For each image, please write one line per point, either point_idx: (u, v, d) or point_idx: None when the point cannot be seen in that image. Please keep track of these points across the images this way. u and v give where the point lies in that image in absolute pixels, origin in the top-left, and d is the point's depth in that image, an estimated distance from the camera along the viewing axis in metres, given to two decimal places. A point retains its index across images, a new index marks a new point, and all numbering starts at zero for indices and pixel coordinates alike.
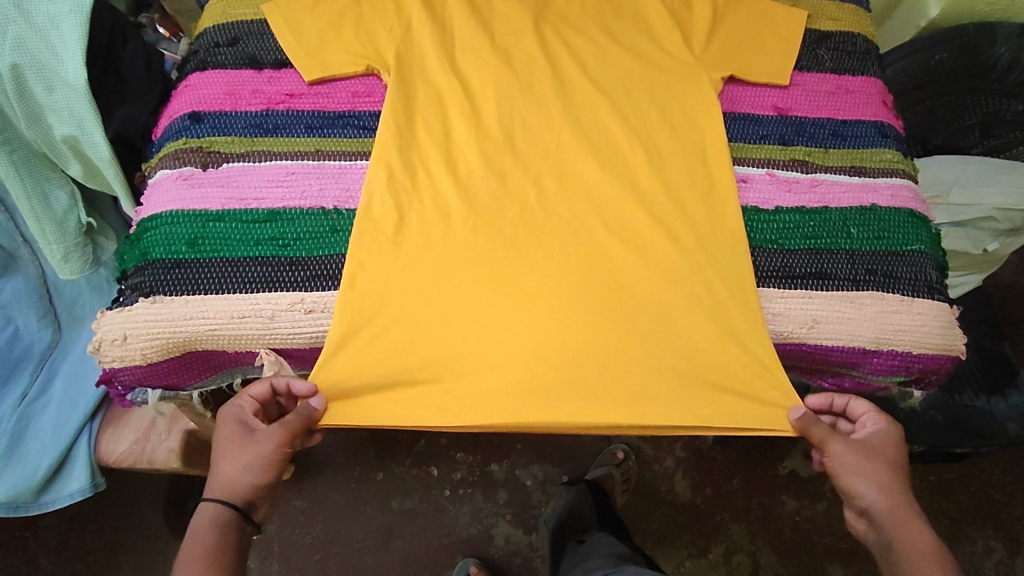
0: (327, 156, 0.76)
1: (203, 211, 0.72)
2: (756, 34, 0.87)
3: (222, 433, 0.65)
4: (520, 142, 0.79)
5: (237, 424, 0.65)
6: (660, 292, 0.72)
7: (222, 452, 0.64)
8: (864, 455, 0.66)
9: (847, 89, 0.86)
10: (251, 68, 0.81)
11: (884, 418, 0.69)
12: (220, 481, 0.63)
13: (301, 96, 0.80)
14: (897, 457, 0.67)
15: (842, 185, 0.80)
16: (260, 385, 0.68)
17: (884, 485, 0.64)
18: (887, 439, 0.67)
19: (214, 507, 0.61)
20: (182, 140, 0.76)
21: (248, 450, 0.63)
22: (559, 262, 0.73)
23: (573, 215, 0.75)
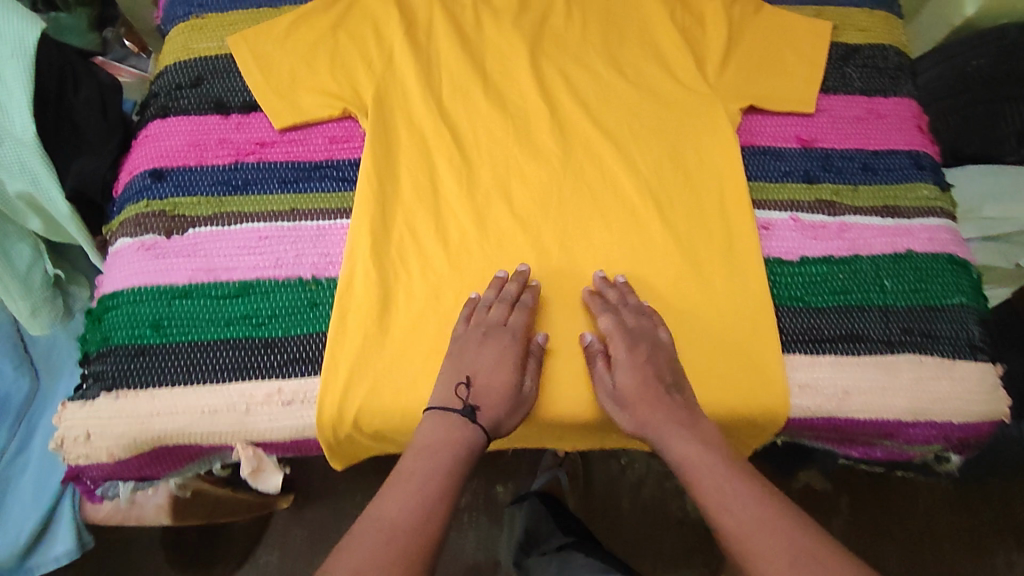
0: (304, 216, 0.69)
1: (168, 287, 0.65)
2: (776, 55, 0.79)
3: (485, 357, 0.62)
4: (514, 189, 0.72)
5: (515, 370, 0.62)
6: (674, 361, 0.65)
7: (496, 387, 0.61)
8: (617, 402, 0.62)
9: (880, 114, 0.77)
10: (217, 113, 0.73)
11: (641, 346, 0.63)
12: (482, 415, 0.60)
13: (273, 145, 0.72)
14: (655, 378, 0.62)
15: (874, 230, 0.72)
16: (523, 317, 0.65)
17: (639, 416, 0.61)
18: (631, 368, 0.62)
19: (463, 431, 0.59)
20: (143, 202, 0.69)
21: (515, 402, 0.62)
22: (553, 330, 0.66)
23: (574, 275, 0.68)
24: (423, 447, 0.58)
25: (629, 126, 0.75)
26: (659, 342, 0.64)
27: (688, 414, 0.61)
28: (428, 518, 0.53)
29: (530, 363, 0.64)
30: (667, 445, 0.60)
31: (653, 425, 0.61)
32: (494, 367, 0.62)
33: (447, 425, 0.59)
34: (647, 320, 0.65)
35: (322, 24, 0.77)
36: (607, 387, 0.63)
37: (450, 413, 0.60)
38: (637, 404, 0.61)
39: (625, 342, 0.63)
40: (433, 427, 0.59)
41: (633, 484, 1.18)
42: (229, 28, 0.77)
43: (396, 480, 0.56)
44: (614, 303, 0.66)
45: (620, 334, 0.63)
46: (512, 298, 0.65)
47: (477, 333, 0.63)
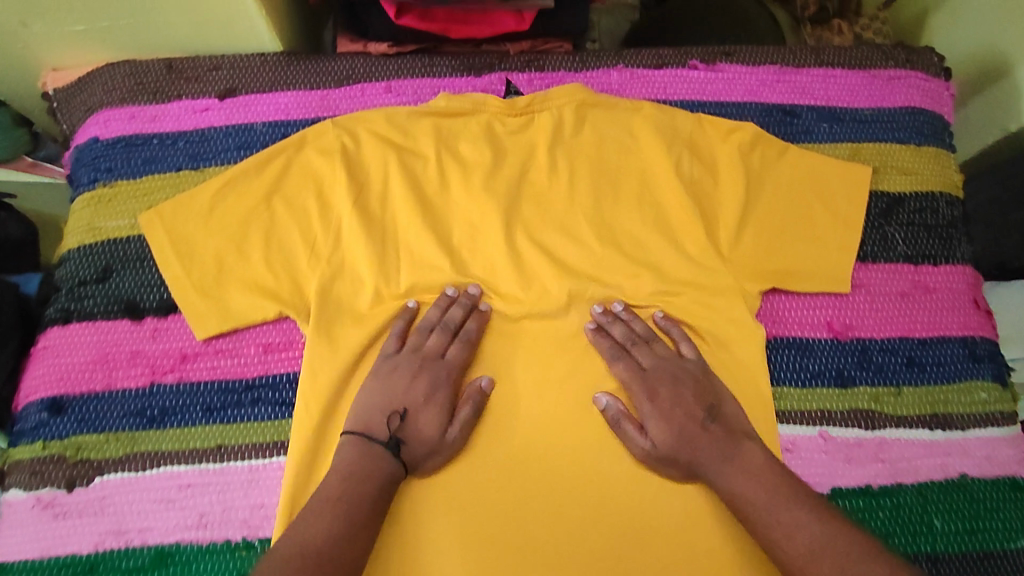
0: (232, 455, 0.57)
1: (68, 559, 0.54)
2: (803, 212, 0.65)
3: (419, 390, 0.57)
4: (489, 396, 0.60)
5: (447, 399, 0.57)
6: None
7: (427, 410, 0.56)
8: (661, 461, 0.56)
9: (927, 288, 0.64)
10: (129, 318, 0.61)
11: (663, 389, 0.58)
12: (407, 449, 0.55)
13: (197, 358, 0.60)
14: (686, 419, 0.56)
15: (919, 446, 0.60)
16: (463, 354, 0.60)
17: (686, 462, 0.55)
18: (665, 427, 0.56)
19: (382, 462, 0.53)
20: (39, 443, 0.57)
21: (433, 451, 0.56)
22: (546, 438, 0.59)
23: (558, 505, 0.57)
24: (343, 467, 0.52)
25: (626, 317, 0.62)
26: (687, 371, 0.59)
27: (729, 440, 0.55)
28: (346, 531, 0.49)
29: (465, 406, 0.58)
30: (719, 480, 0.54)
31: (711, 468, 0.54)
32: (427, 403, 0.57)
33: (366, 450, 0.54)
34: (658, 344, 0.61)
35: (253, 192, 0.64)
36: (638, 441, 0.57)
37: (373, 441, 0.54)
38: (681, 456, 0.55)
39: (640, 392, 0.58)
40: (353, 452, 0.53)
41: None
42: (144, 199, 0.64)
43: (312, 502, 0.50)
44: (641, 337, 0.61)
45: (637, 382, 0.59)
46: (456, 327, 0.61)
47: (412, 363, 0.58)
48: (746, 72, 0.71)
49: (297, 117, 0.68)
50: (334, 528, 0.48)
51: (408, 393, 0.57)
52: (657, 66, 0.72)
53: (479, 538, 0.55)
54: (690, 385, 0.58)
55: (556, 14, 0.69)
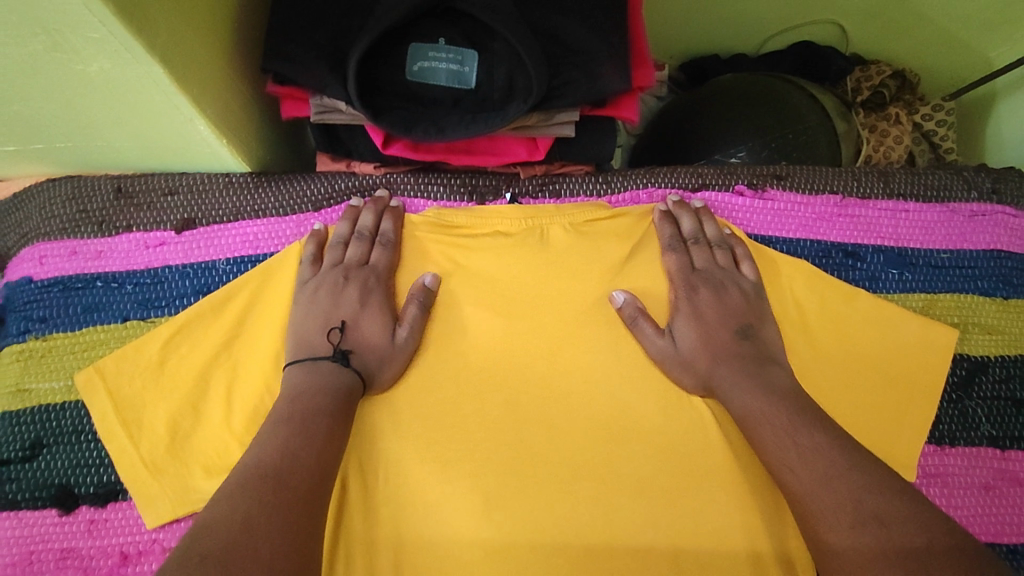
0: None
1: None
2: (863, 379, 0.55)
3: (350, 299, 0.53)
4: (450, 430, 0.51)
5: (386, 308, 0.53)
6: None
7: (366, 317, 0.52)
8: (680, 365, 0.52)
9: (1014, 478, 0.54)
10: (58, 508, 0.51)
11: (704, 290, 0.54)
12: (358, 361, 0.50)
13: (139, 559, 0.51)
14: (715, 327, 0.53)
15: None
16: (387, 256, 0.56)
17: (704, 370, 0.52)
18: (695, 326, 0.53)
19: (333, 373, 0.49)
20: None
21: (389, 355, 0.51)
22: None
23: None
24: (287, 389, 0.48)
25: None
26: (739, 284, 0.55)
27: (756, 359, 0.51)
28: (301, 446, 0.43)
29: (409, 306, 0.53)
30: (729, 399, 0.49)
31: (725, 380, 0.50)
32: (364, 310, 0.53)
33: (316, 368, 0.49)
34: (723, 251, 0.57)
35: (210, 339, 0.56)
36: (663, 349, 0.52)
37: (316, 360, 0.50)
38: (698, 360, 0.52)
39: (683, 290, 0.55)
40: (300, 373, 0.49)
41: None
42: (83, 354, 0.55)
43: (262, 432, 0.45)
44: (708, 238, 0.57)
45: (682, 277, 0.55)
46: (372, 231, 0.57)
47: (335, 277, 0.54)
48: (801, 202, 0.60)
49: (266, 250, 0.59)
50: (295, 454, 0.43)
51: (338, 300, 0.53)
52: (696, 188, 0.61)
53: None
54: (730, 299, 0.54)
55: (577, 140, 0.59)
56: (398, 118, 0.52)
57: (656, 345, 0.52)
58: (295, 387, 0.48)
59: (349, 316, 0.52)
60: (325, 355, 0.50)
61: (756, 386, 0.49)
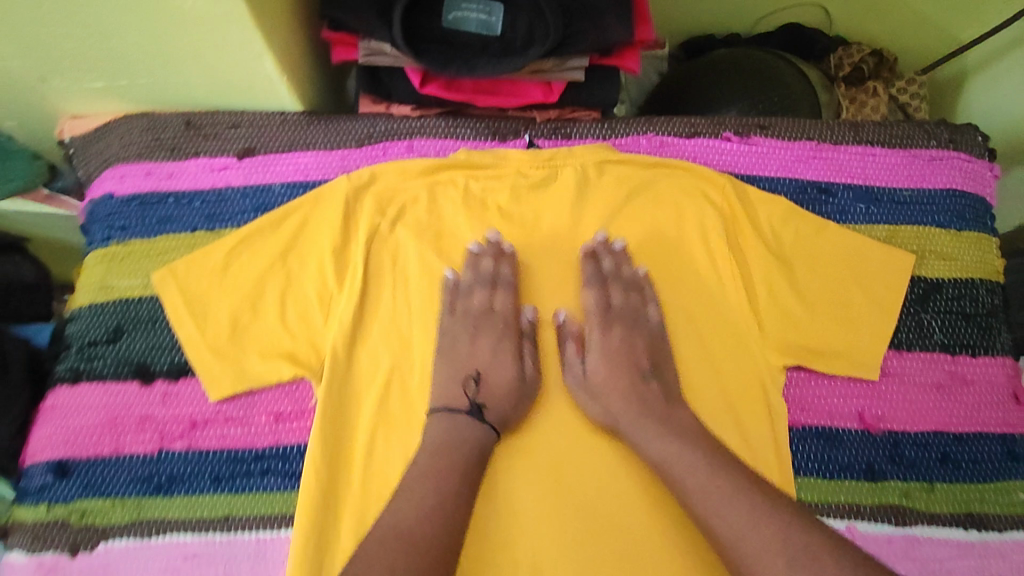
0: (239, 527, 0.57)
1: None
2: (834, 293, 0.63)
3: (481, 348, 0.62)
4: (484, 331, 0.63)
5: (511, 361, 0.62)
6: None
7: (496, 373, 0.61)
8: (588, 394, 0.60)
9: (963, 379, 0.62)
10: (139, 381, 0.60)
11: (618, 328, 0.63)
12: (491, 413, 0.59)
13: (206, 425, 0.59)
14: (620, 362, 0.61)
15: (951, 548, 0.58)
16: (509, 301, 0.64)
17: (610, 404, 0.59)
18: (603, 352, 0.62)
19: (473, 430, 0.57)
20: (44, 507, 0.57)
21: (518, 397, 0.60)
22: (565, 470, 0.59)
23: None
24: (431, 442, 0.56)
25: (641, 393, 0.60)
26: (649, 329, 0.63)
27: (664, 401, 0.59)
28: (438, 503, 0.52)
29: (528, 353, 0.63)
30: (641, 444, 0.57)
31: (621, 419, 0.58)
32: (494, 358, 0.62)
33: (447, 421, 0.57)
34: (633, 294, 0.64)
35: (270, 250, 0.64)
36: (576, 374, 0.62)
37: (455, 412, 0.58)
38: (609, 390, 0.60)
39: (598, 325, 0.63)
40: (445, 423, 0.57)
41: None
42: (158, 258, 0.64)
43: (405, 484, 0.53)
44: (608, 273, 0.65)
45: (599, 313, 0.63)
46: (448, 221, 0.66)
47: (466, 325, 0.63)
48: (781, 146, 0.69)
49: (316, 178, 0.67)
50: (434, 506, 0.51)
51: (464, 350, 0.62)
52: (689, 134, 0.70)
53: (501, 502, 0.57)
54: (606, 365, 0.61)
55: (586, 85, 0.68)
56: (435, 57, 0.61)
57: (570, 368, 0.62)
58: (435, 441, 0.56)
59: (483, 372, 0.61)
60: (463, 409, 0.58)
61: (642, 423, 0.57)
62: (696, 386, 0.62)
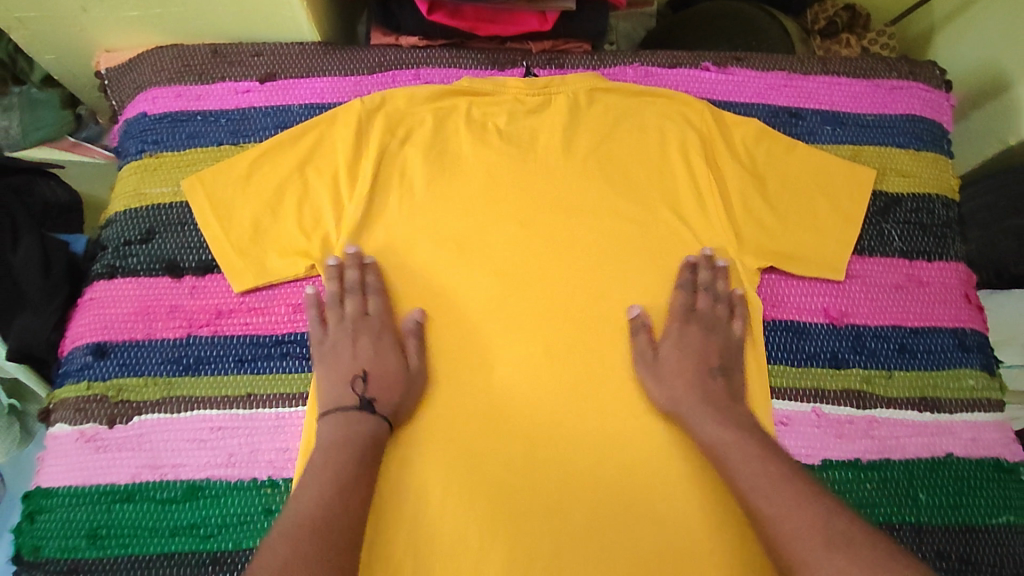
0: (261, 403, 0.62)
1: (108, 487, 0.59)
2: (804, 204, 0.69)
3: (362, 348, 0.63)
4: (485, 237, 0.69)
5: (394, 353, 0.63)
6: (674, 565, 0.59)
7: (378, 365, 0.62)
8: (654, 380, 0.63)
9: (920, 281, 0.68)
10: (169, 276, 0.66)
11: (698, 326, 0.65)
12: (380, 404, 0.60)
13: (231, 315, 0.65)
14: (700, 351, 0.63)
15: (907, 427, 0.64)
16: (380, 303, 0.65)
17: (674, 393, 0.62)
18: (678, 343, 0.64)
19: (361, 423, 0.58)
20: (83, 384, 0.62)
21: (406, 382, 0.62)
22: (556, 356, 0.65)
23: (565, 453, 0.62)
24: (325, 441, 0.57)
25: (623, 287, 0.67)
26: (726, 332, 0.65)
27: (727, 398, 0.61)
28: (338, 492, 0.53)
29: (410, 341, 0.65)
30: (697, 427, 0.59)
31: (683, 404, 0.61)
32: (374, 354, 0.63)
33: (345, 419, 0.58)
34: (722, 304, 0.65)
35: (287, 162, 0.69)
36: (647, 362, 0.64)
37: (344, 410, 0.59)
38: (674, 378, 0.62)
39: (678, 325, 0.65)
40: (338, 423, 0.58)
41: None
42: (186, 169, 0.70)
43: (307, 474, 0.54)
44: (703, 282, 0.66)
45: (683, 314, 0.65)
46: (358, 284, 0.65)
47: (346, 328, 0.64)
48: (755, 76, 0.75)
49: (331, 100, 0.73)
50: (336, 500, 0.52)
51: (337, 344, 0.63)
52: (671, 65, 0.77)
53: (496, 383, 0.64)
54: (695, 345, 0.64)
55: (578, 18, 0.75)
56: None
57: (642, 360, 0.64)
58: (333, 441, 0.57)
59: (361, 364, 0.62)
60: (351, 404, 0.59)
61: (709, 416, 0.59)
62: None
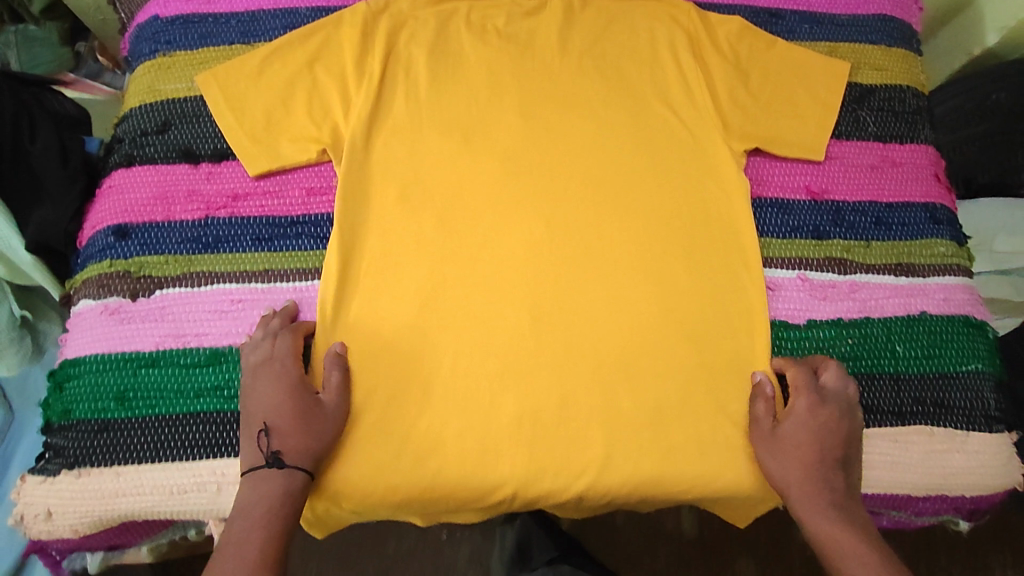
0: (279, 277, 0.65)
1: (133, 355, 0.61)
2: (786, 94, 0.74)
3: (269, 399, 0.59)
4: (490, 124, 0.72)
5: (303, 395, 0.59)
6: (675, 413, 0.62)
7: (288, 416, 0.58)
8: (773, 454, 0.60)
9: (894, 162, 0.73)
10: (185, 163, 0.68)
11: (829, 410, 0.61)
12: (292, 455, 0.57)
13: (247, 197, 0.67)
14: (822, 432, 0.60)
15: (886, 290, 0.68)
16: (291, 343, 0.61)
17: (788, 475, 0.60)
18: (806, 423, 0.60)
19: (275, 484, 0.56)
20: (106, 263, 0.64)
21: (320, 430, 0.58)
22: (560, 231, 0.68)
23: (573, 317, 0.65)
24: (243, 511, 0.55)
25: (620, 167, 0.71)
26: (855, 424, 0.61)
27: (841, 493, 0.59)
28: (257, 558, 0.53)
29: (331, 375, 0.60)
30: (805, 519, 0.58)
31: (795, 489, 0.59)
32: (280, 403, 0.58)
33: (261, 481, 0.56)
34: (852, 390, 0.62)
35: (296, 58, 0.71)
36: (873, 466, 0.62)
37: (256, 471, 0.56)
38: (796, 465, 0.59)
39: (810, 400, 0.61)
40: (251, 490, 0.56)
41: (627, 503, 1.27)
42: (199, 67, 0.73)
43: (229, 537, 0.54)
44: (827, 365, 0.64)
45: (813, 389, 0.62)
46: (275, 330, 0.61)
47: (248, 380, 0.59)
48: None
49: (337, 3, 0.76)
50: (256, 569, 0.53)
51: (249, 399, 0.59)
52: None
53: (506, 257, 0.67)
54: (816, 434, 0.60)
55: None
56: None
57: (758, 430, 0.61)
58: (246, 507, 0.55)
59: (272, 419, 0.58)
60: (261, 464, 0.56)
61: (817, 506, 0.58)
62: (675, 168, 0.71)
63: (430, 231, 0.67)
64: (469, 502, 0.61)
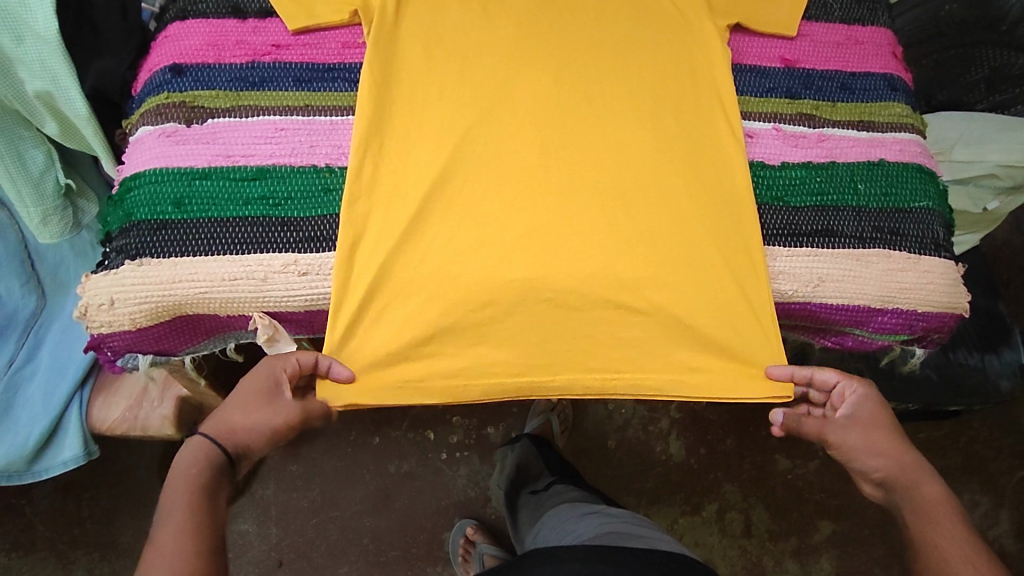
0: (317, 111, 0.74)
1: (188, 169, 0.69)
2: None
3: (244, 390, 0.66)
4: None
5: (264, 401, 0.66)
6: (658, 237, 0.73)
7: (242, 408, 0.65)
8: (869, 443, 0.68)
9: (857, 40, 0.83)
10: (234, 17, 0.77)
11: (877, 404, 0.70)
12: (226, 432, 0.64)
13: (289, 48, 0.76)
14: (882, 412, 0.70)
15: (849, 140, 0.78)
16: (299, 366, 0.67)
17: (884, 461, 0.67)
18: (873, 412, 0.69)
19: (202, 465, 0.62)
20: (163, 94, 0.72)
21: (254, 426, 0.65)
22: (564, 88, 0.77)
23: (573, 161, 0.75)
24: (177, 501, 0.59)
25: (618, 39, 0.80)
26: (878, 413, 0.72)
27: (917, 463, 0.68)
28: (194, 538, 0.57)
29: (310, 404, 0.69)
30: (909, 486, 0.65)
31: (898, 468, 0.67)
32: (246, 397, 0.66)
33: (202, 456, 0.62)
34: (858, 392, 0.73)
35: None
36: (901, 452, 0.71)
37: (201, 439, 0.64)
38: (891, 447, 0.67)
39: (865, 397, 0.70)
40: (190, 450, 0.63)
41: (619, 424, 1.33)
42: None
43: (159, 533, 0.57)
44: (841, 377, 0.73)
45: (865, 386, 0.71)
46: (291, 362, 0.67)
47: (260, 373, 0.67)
48: None
49: None
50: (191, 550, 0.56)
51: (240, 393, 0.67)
52: None
53: (517, 108, 0.76)
54: (880, 410, 0.69)
55: None
56: None
57: (831, 421, 0.70)
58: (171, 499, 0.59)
59: (234, 403, 0.66)
60: (204, 431, 0.64)
61: (908, 469, 0.66)
62: (667, 40, 0.80)
63: (450, 84, 0.76)
64: (484, 307, 0.71)
